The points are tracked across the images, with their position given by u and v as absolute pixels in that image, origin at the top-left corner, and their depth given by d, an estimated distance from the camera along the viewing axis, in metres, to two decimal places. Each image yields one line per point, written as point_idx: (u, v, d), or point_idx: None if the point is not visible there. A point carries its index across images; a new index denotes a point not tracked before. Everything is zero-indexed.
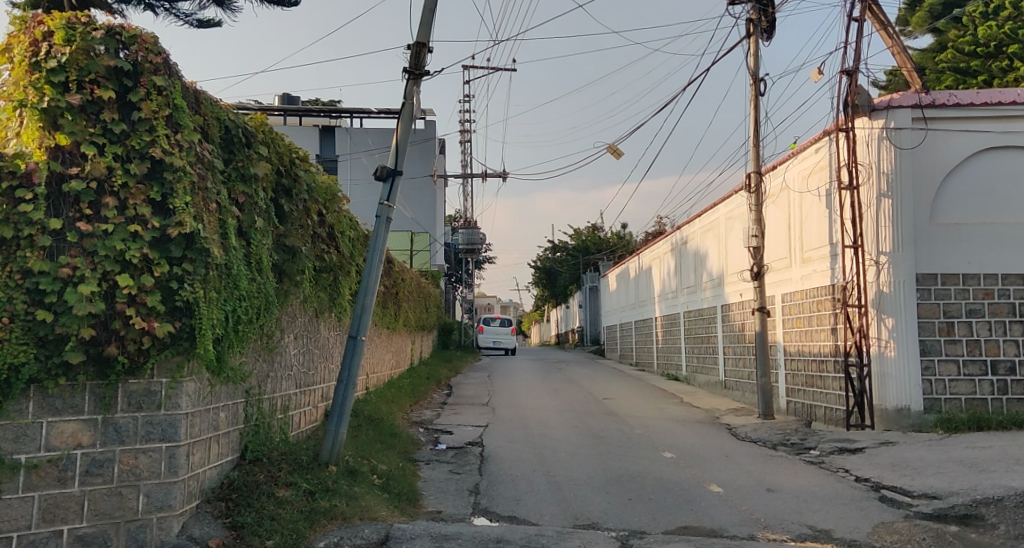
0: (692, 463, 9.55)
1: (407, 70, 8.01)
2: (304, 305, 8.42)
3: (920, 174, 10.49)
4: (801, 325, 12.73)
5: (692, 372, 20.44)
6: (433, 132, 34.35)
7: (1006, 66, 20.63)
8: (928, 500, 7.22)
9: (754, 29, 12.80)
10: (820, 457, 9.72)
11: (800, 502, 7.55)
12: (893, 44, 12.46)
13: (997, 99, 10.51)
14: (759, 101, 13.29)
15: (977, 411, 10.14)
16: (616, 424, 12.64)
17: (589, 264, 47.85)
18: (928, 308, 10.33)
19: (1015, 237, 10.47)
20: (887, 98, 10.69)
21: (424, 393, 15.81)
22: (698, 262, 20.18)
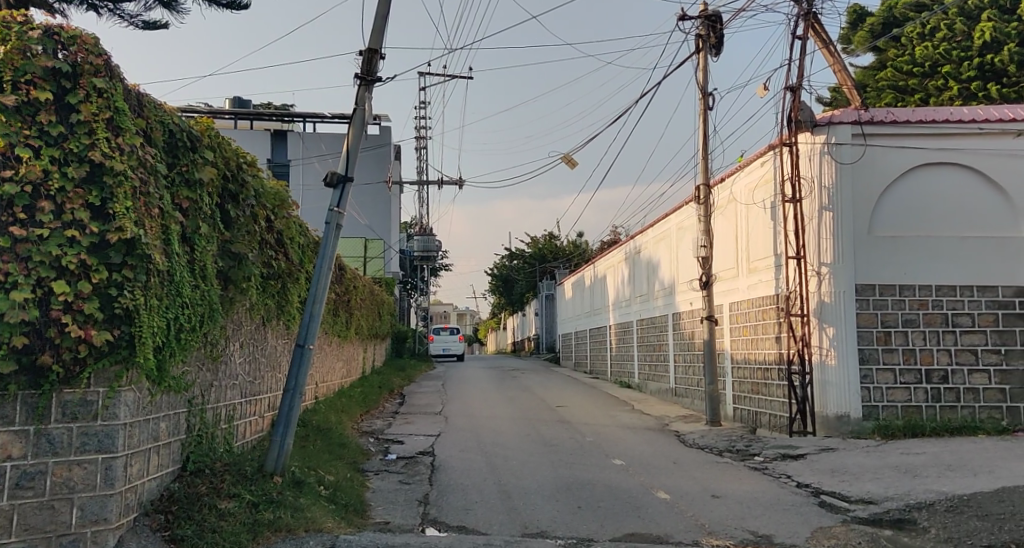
0: (640, 470, 9.67)
1: (359, 76, 7.97)
2: (251, 312, 8.28)
3: (860, 188, 10.83)
4: (747, 333, 13.02)
5: (644, 380, 20.67)
6: (388, 137, 34.13)
7: (942, 85, 21.63)
8: (864, 506, 7.45)
9: (703, 45, 13.11)
10: (764, 463, 9.92)
11: (743, 507, 7.71)
12: (834, 62, 12.87)
13: (931, 117, 10.93)
14: (708, 115, 13.60)
15: (912, 417, 10.48)
16: (567, 432, 12.73)
17: (545, 272, 48.16)
18: (866, 317, 10.67)
19: (950, 250, 10.85)
20: (828, 114, 11.04)
21: (375, 402, 15.67)
22: (651, 270, 20.49)
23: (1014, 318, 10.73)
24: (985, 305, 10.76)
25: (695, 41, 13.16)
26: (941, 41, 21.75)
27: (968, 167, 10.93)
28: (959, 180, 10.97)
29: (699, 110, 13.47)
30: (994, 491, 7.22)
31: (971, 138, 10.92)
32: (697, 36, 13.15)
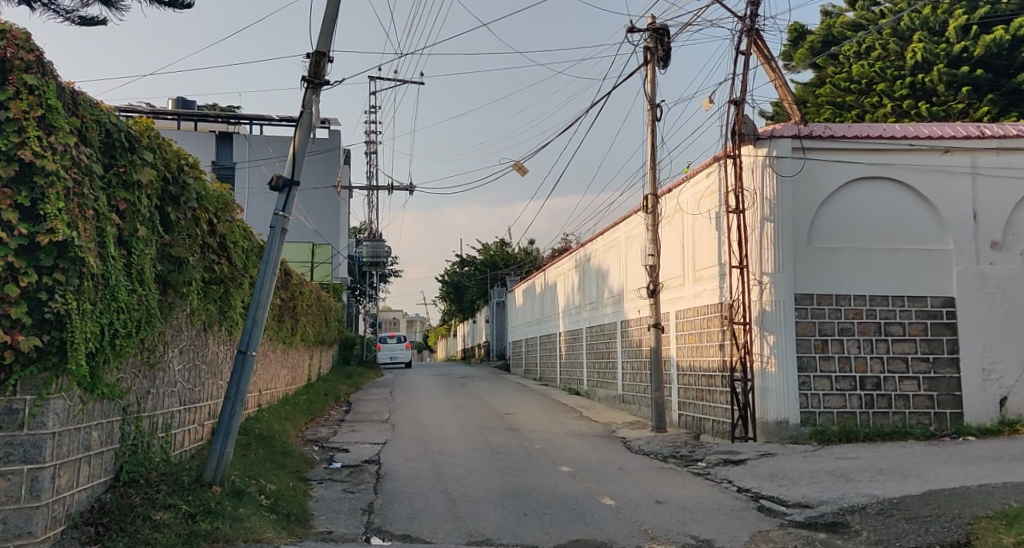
0: (587, 477, 9.73)
1: (306, 79, 7.88)
2: (191, 317, 8.08)
3: (800, 200, 11.14)
4: (692, 341, 13.26)
5: (593, 387, 20.83)
6: (337, 141, 33.76)
7: (876, 102, 22.52)
8: (801, 509, 7.66)
9: (651, 57, 13.34)
10: (707, 468, 10.08)
11: (686, 513, 7.82)
12: (776, 78, 13.24)
13: (867, 133, 11.32)
14: (655, 126, 13.83)
15: (847, 423, 10.80)
16: (515, 439, 12.74)
17: (496, 279, 48.21)
18: (805, 326, 10.97)
19: (883, 262, 11.22)
20: (771, 128, 11.35)
21: (321, 410, 15.43)
22: (600, 278, 20.68)
23: (942, 328, 11.15)
24: (915, 314, 11.17)
25: (643, 54, 13.38)
26: (875, 59, 22.54)
27: (901, 183, 11.34)
28: (893, 195, 11.36)
29: (647, 121, 13.69)
30: (922, 494, 7.49)
31: (903, 154, 11.35)
32: (645, 49, 13.37)
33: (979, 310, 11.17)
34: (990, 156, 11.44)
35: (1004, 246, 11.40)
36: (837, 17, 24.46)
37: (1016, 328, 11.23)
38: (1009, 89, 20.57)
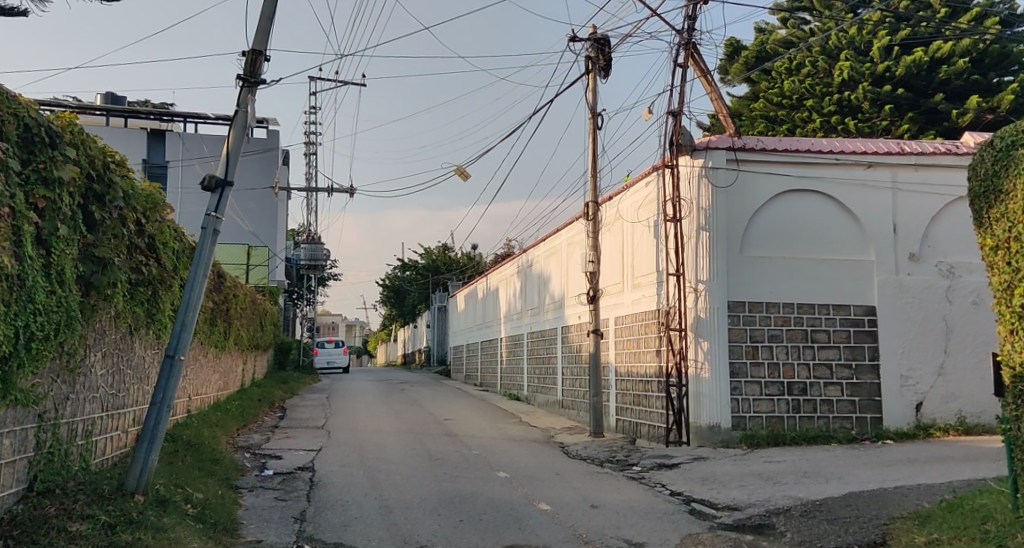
0: (523, 483, 9.75)
1: (242, 77, 7.71)
2: (116, 320, 7.80)
3: (733, 210, 11.45)
4: (630, 347, 13.44)
5: (533, 392, 20.94)
6: (275, 141, 33.11)
7: (806, 117, 23.19)
8: (729, 512, 7.84)
9: (593, 66, 13.51)
10: (641, 472, 10.23)
11: (619, 516, 7.92)
12: (712, 90, 13.57)
13: (796, 147, 11.71)
14: (597, 135, 14.01)
15: (775, 427, 11.11)
16: (453, 445, 12.69)
17: (438, 283, 47.99)
18: (737, 333, 11.27)
19: (810, 271, 11.60)
20: (706, 139, 11.64)
21: (254, 416, 15.05)
22: (542, 284, 20.78)
23: (864, 335, 11.58)
24: (839, 322, 11.56)
25: (584, 63, 13.53)
26: (805, 76, 23.35)
27: (827, 195, 11.74)
28: (820, 207, 11.75)
29: (589, 130, 13.87)
30: (843, 496, 7.76)
31: (829, 168, 11.76)
32: (587, 58, 13.53)
33: (899, 318, 11.64)
34: (909, 171, 11.94)
35: (921, 257, 11.90)
36: (770, 35, 25.10)
37: (932, 336, 11.73)
38: (928, 108, 21.75)
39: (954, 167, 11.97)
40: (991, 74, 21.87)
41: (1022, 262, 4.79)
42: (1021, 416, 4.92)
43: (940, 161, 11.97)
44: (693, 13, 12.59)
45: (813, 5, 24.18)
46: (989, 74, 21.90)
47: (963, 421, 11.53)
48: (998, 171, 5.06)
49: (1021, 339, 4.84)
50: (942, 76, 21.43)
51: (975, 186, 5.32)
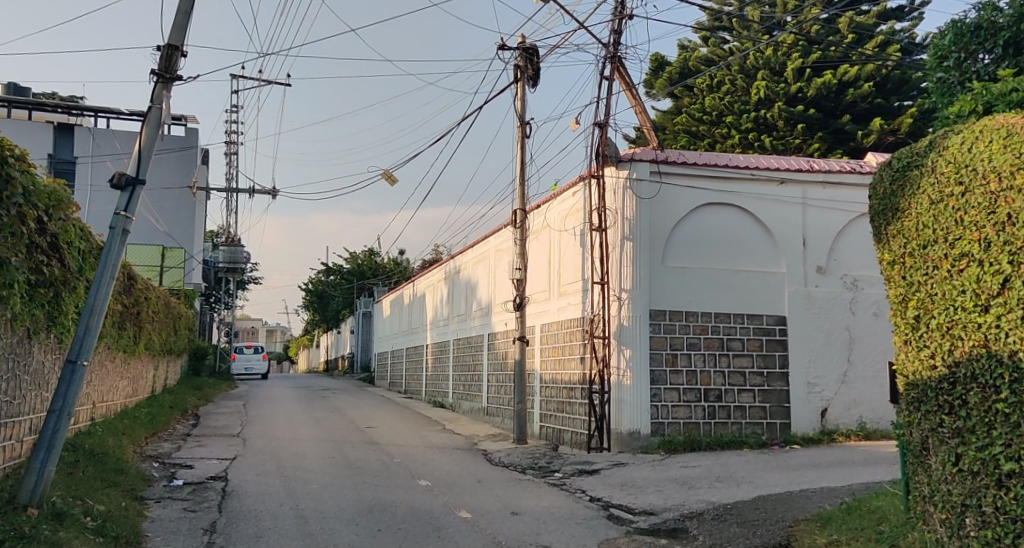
0: (444, 490, 9.68)
1: (157, 73, 7.42)
2: (12, 323, 7.37)
3: (656, 221, 11.71)
4: (555, 354, 13.56)
5: (458, 399, 20.86)
6: (194, 140, 32.06)
7: (726, 133, 23.92)
8: (646, 517, 7.98)
9: (521, 75, 13.61)
10: (562, 479, 10.30)
11: (539, 523, 7.94)
12: (637, 104, 13.86)
13: (716, 162, 12.08)
14: (525, 143, 14.11)
15: (692, 433, 11.39)
16: (374, 453, 12.50)
17: (362, 289, 47.30)
18: (658, 340, 11.52)
19: (728, 282, 11.96)
20: (631, 151, 11.88)
21: (164, 424, 14.46)
22: (468, 290, 20.77)
23: (775, 344, 12.01)
24: (752, 331, 11.96)
25: (513, 72, 13.63)
26: (724, 93, 24.09)
27: (745, 209, 12.14)
28: (738, 220, 12.15)
29: (518, 138, 13.96)
30: (752, 500, 8.01)
31: (746, 183, 12.17)
32: (516, 67, 13.63)
33: (808, 328, 12.13)
34: (818, 188, 12.46)
35: (828, 270, 12.44)
36: (693, 52, 26.12)
37: (838, 345, 12.26)
38: (836, 128, 22.83)
39: (858, 186, 12.55)
40: (893, 98, 23.06)
41: (916, 277, 5.06)
42: (913, 423, 5.19)
43: (845, 180, 12.52)
44: (619, 27, 12.84)
45: (731, 25, 25.00)
46: (891, 98, 23.06)
47: (863, 427, 12.10)
48: (895, 190, 5.32)
49: (914, 349, 5.11)
50: (849, 99, 22.55)
51: (875, 204, 5.57)
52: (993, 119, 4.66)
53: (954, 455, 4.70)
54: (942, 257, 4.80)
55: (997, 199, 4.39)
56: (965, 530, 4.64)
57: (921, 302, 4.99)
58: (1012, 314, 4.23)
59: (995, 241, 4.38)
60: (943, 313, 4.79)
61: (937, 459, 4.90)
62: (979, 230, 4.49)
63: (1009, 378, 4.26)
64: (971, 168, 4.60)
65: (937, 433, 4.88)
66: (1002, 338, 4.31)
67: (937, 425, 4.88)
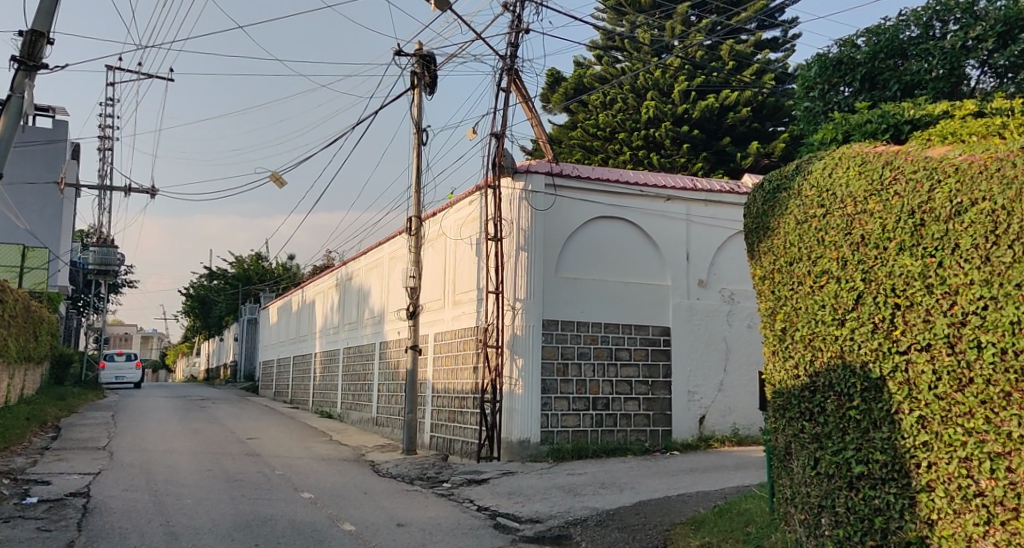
0: (328, 503, 9.44)
1: (18, 60, 6.91)
2: None
3: (550, 232, 11.92)
4: (447, 363, 13.50)
5: (346, 410, 20.41)
6: (64, 133, 30.04)
7: (618, 149, 24.68)
8: (532, 524, 8.06)
9: (418, 82, 13.54)
10: (451, 489, 10.24)
11: (425, 534, 7.87)
12: (532, 117, 14.08)
13: (608, 176, 12.42)
14: (421, 150, 14.03)
15: (580, 441, 11.61)
16: (254, 465, 12.04)
17: (248, 294, 45.58)
18: (550, 350, 11.69)
19: (617, 293, 12.31)
20: (526, 163, 12.04)
21: (18, 437, 13.36)
22: (360, 297, 20.43)
23: (659, 354, 12.43)
24: (639, 341, 12.34)
25: (410, 78, 13.55)
26: (617, 111, 24.83)
27: (633, 223, 12.54)
28: (627, 234, 12.54)
29: (414, 145, 13.87)
30: (633, 505, 8.26)
31: (635, 198, 12.58)
32: (412, 74, 13.55)
33: (689, 339, 12.64)
34: (701, 206, 13.04)
35: (708, 283, 13.02)
36: (587, 69, 26.78)
37: (716, 356, 12.82)
38: (717, 149, 24.03)
39: (735, 205, 13.23)
40: (767, 123, 24.46)
41: (783, 291, 5.35)
42: (778, 428, 5.49)
43: (725, 200, 13.17)
44: (515, 40, 13.02)
45: (623, 45, 25.82)
46: (766, 124, 24.47)
47: (736, 433, 12.70)
48: (766, 210, 5.60)
49: (780, 360, 5.41)
50: (730, 122, 23.75)
51: (748, 222, 5.84)
52: (850, 147, 5.02)
53: (813, 459, 5.01)
54: (806, 273, 5.11)
55: (852, 220, 4.74)
56: (821, 529, 4.95)
57: (788, 315, 5.29)
58: (864, 327, 4.57)
59: (850, 260, 4.72)
60: (806, 326, 5.10)
61: (798, 463, 5.20)
62: (838, 248, 4.82)
63: (861, 387, 4.60)
64: (832, 192, 4.94)
65: (799, 438, 5.18)
66: (855, 349, 4.65)
67: (799, 431, 5.18)
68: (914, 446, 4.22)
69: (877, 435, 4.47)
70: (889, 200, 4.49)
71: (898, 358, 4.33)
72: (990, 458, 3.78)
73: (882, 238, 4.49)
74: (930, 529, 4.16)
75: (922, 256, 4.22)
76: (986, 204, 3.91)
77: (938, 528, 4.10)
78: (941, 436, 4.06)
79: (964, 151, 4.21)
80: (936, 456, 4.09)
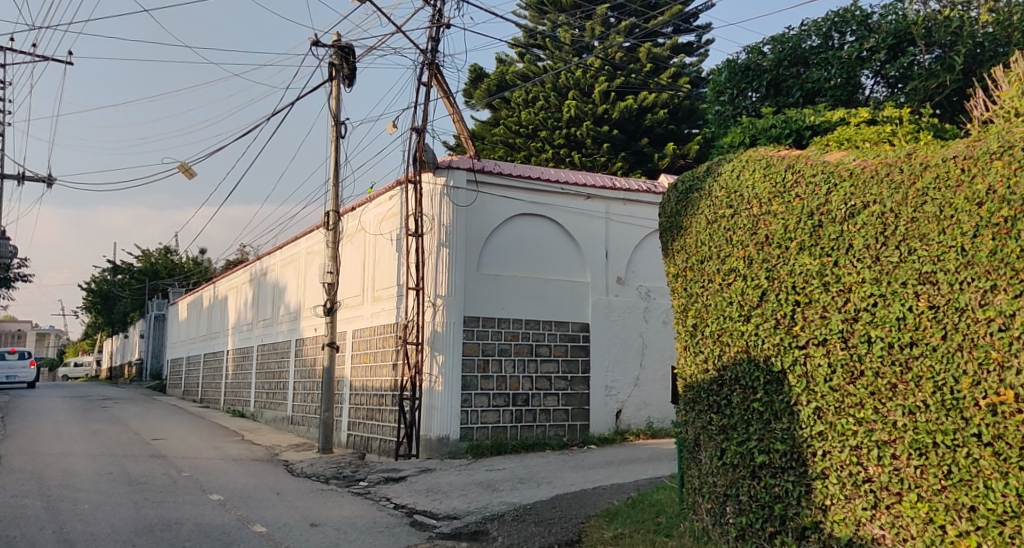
0: (238, 504, 9.16)
1: None
2: None
3: (471, 228, 11.91)
4: (366, 360, 13.32)
5: (260, 409, 19.85)
6: None
7: (540, 147, 24.89)
8: (449, 521, 8.04)
9: (336, 74, 13.27)
10: (367, 488, 10.10)
11: (339, 533, 7.74)
12: (454, 112, 14.02)
13: (530, 174, 12.50)
14: (339, 144, 13.77)
15: (499, 437, 11.66)
16: (160, 467, 11.58)
17: (156, 289, 43.75)
18: (470, 346, 11.69)
19: (537, 290, 12.41)
20: (448, 158, 12.00)
21: None
22: (276, 293, 19.90)
23: (579, 350, 12.61)
24: (559, 337, 12.48)
25: (328, 70, 13.27)
26: (539, 109, 25.00)
27: (553, 221, 12.67)
28: (547, 231, 12.66)
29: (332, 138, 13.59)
30: (550, 499, 8.35)
31: (556, 196, 12.71)
32: (330, 65, 13.27)
33: (607, 335, 12.87)
34: (619, 205, 13.29)
35: (626, 280, 13.28)
36: (509, 66, 26.86)
37: (633, 351, 13.10)
38: (636, 149, 24.50)
39: (653, 205, 13.54)
40: (684, 125, 25.05)
41: (694, 289, 5.51)
42: (689, 421, 5.64)
43: (642, 199, 13.45)
44: (436, 35, 12.94)
45: (545, 44, 26.01)
46: (681, 126, 25.03)
47: (651, 426, 13.01)
48: (679, 209, 5.74)
49: (691, 355, 5.56)
50: (648, 122, 24.26)
51: (662, 221, 5.97)
52: (757, 150, 5.21)
53: (720, 450, 5.19)
54: (715, 271, 5.28)
55: (758, 221, 4.92)
56: (726, 518, 5.14)
57: (698, 312, 5.46)
58: (768, 323, 4.76)
59: (756, 259, 4.90)
60: (715, 322, 5.27)
61: (706, 454, 5.37)
62: (745, 248, 5.00)
63: (764, 380, 4.79)
64: (739, 193, 5.11)
65: (707, 430, 5.35)
66: (759, 344, 4.84)
67: (707, 423, 5.35)
68: (810, 436, 4.43)
69: (778, 425, 4.67)
70: (791, 203, 4.68)
71: (797, 352, 4.53)
72: (878, 446, 4.02)
73: (784, 238, 4.69)
74: (824, 514, 4.38)
75: (819, 256, 4.44)
76: (877, 206, 4.14)
77: (831, 513, 4.32)
78: (835, 426, 4.28)
79: (859, 156, 4.44)
80: (830, 445, 4.31)
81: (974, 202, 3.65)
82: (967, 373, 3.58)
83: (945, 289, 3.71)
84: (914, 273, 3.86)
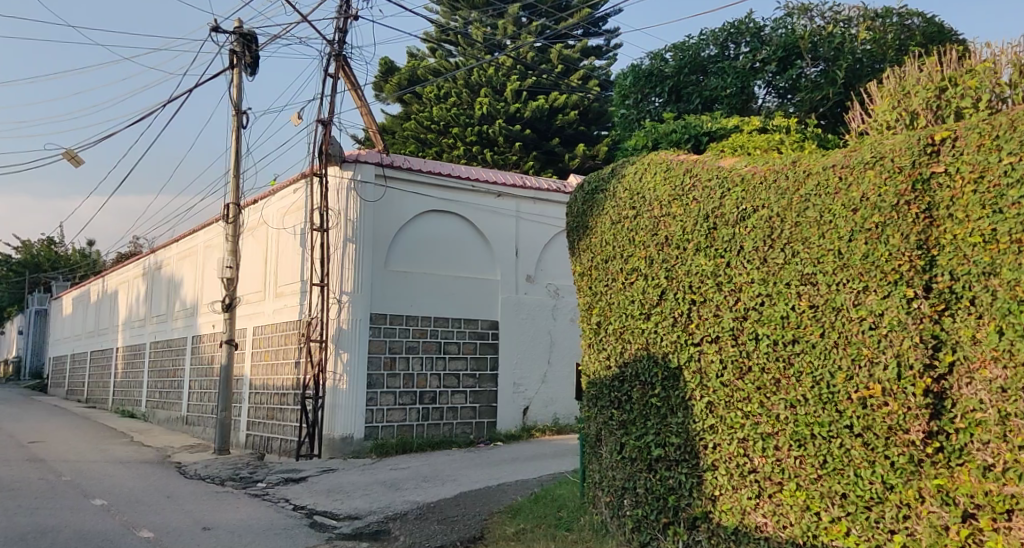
0: (123, 509, 8.73)
1: None
2: None
3: (379, 224, 11.76)
4: (267, 358, 12.92)
5: (153, 409, 18.94)
6: None
7: (451, 144, 24.86)
8: (349, 521, 7.92)
9: (237, 61, 12.81)
10: (265, 489, 9.81)
11: (233, 536, 7.51)
12: (361, 105, 13.79)
13: (440, 170, 12.44)
14: (241, 133, 13.30)
15: (405, 436, 11.55)
16: (38, 471, 10.88)
17: (37, 283, 41.05)
18: (377, 344, 11.53)
19: (445, 287, 12.36)
20: (356, 153, 11.81)
21: None
22: (171, 288, 19.02)
23: (487, 348, 12.65)
24: (467, 335, 12.48)
25: (228, 57, 12.78)
26: (451, 105, 25.06)
27: (463, 218, 12.66)
28: (456, 229, 12.64)
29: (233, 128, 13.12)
30: (453, 497, 8.35)
31: (465, 193, 12.70)
32: (231, 52, 12.79)
33: (515, 333, 12.97)
34: (529, 204, 13.39)
35: (535, 279, 13.41)
36: (420, 61, 26.65)
37: (541, 348, 13.25)
38: (546, 149, 24.77)
39: (562, 204, 13.70)
40: (593, 127, 25.32)
41: (599, 287, 5.62)
42: (591, 417, 5.74)
43: (552, 198, 13.59)
44: (344, 26, 12.69)
45: (457, 40, 26.00)
46: (591, 127, 25.33)
47: (557, 422, 13.19)
48: (586, 209, 5.83)
49: (595, 351, 5.67)
50: (558, 123, 24.49)
51: (569, 220, 6.04)
52: (658, 154, 5.36)
53: (620, 444, 5.33)
54: (618, 270, 5.41)
55: (658, 222, 5.07)
56: (623, 510, 5.28)
57: (603, 310, 5.57)
58: (666, 321, 4.92)
59: (656, 259, 5.06)
60: (618, 319, 5.40)
61: (607, 448, 5.49)
62: (646, 248, 5.14)
63: (662, 376, 4.95)
64: (641, 195, 5.25)
65: (608, 425, 5.47)
66: (658, 341, 4.99)
67: (608, 418, 5.48)
68: (702, 429, 4.61)
69: (673, 419, 4.84)
70: (688, 205, 4.86)
71: (692, 349, 4.71)
72: (763, 438, 4.23)
73: (682, 240, 4.86)
74: (712, 504, 4.56)
75: (714, 256, 4.62)
76: (765, 211, 4.35)
77: (719, 503, 4.51)
78: (724, 419, 4.47)
79: (750, 162, 4.65)
80: (720, 438, 4.50)
81: (851, 208, 3.88)
82: (841, 369, 3.82)
83: (824, 290, 3.94)
84: (797, 274, 4.08)
